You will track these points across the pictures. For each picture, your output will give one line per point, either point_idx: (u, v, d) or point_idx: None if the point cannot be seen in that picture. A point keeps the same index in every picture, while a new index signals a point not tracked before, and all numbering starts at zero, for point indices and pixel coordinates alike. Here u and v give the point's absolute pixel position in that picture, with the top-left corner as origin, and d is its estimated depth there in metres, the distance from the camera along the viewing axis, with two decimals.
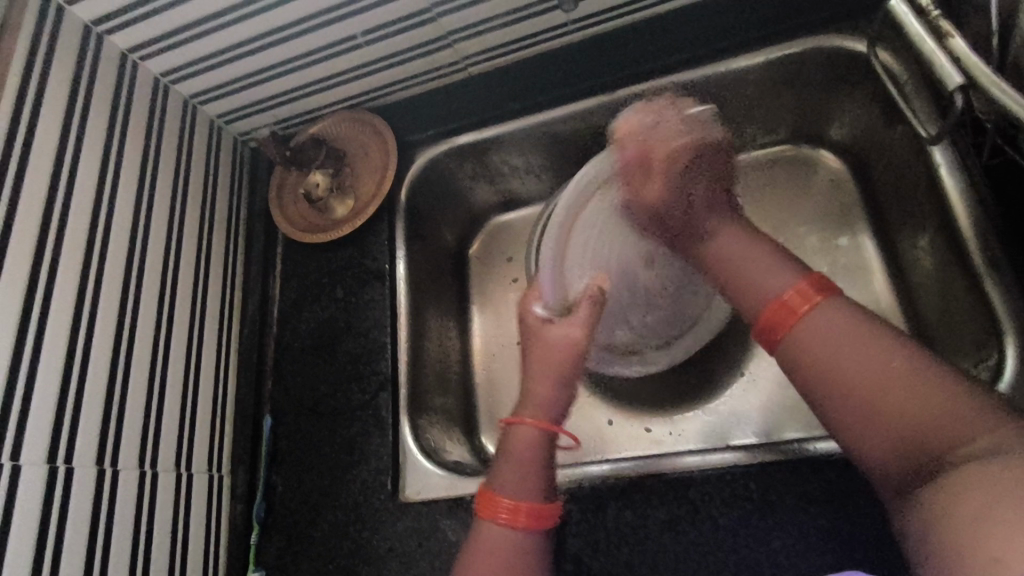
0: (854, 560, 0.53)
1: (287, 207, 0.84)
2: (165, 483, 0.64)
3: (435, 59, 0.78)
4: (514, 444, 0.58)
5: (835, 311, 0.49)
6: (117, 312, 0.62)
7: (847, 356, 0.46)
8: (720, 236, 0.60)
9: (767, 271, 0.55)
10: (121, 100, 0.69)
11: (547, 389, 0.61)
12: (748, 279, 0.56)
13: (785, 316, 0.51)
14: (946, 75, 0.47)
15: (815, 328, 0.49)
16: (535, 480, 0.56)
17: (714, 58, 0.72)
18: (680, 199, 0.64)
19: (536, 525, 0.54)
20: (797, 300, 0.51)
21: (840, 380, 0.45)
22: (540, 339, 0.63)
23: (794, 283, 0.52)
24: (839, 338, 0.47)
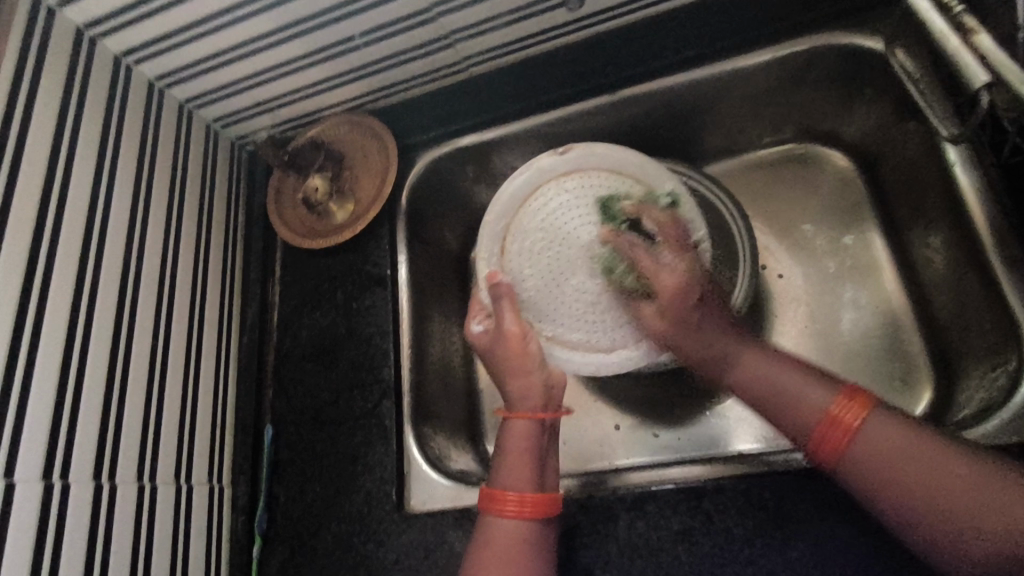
0: (874, 569, 0.52)
1: (286, 211, 0.82)
2: (165, 496, 0.63)
3: (436, 59, 0.76)
4: (511, 436, 0.58)
5: (890, 423, 0.46)
6: (112, 322, 0.61)
7: (920, 477, 0.43)
8: (746, 362, 0.56)
9: (803, 385, 0.52)
10: (116, 105, 0.68)
11: (522, 384, 0.60)
12: (782, 390, 0.53)
13: (839, 433, 0.47)
14: (971, 73, 0.45)
15: (873, 446, 0.46)
16: (538, 471, 0.56)
17: (721, 55, 0.71)
18: (688, 331, 0.61)
19: (541, 520, 0.54)
20: (847, 415, 0.48)
21: (921, 501, 0.42)
22: (483, 345, 0.64)
23: (835, 397, 0.49)
24: (898, 452, 0.44)
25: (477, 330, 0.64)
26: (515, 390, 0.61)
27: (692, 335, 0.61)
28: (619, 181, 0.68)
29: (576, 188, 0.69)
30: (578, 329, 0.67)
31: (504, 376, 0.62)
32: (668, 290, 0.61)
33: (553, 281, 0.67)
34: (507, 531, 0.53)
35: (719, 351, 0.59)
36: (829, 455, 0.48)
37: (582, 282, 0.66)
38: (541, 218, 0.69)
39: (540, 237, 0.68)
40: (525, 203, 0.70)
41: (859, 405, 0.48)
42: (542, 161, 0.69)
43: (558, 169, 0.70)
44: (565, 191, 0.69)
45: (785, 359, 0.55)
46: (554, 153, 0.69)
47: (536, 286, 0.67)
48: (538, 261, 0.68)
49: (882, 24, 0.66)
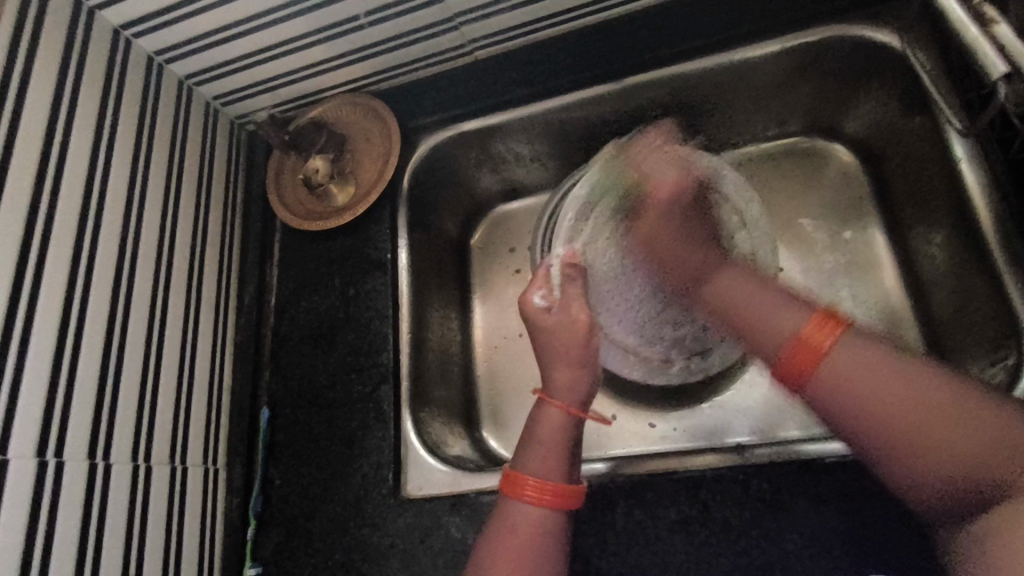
0: (870, 563, 0.52)
1: (285, 192, 0.81)
2: (160, 476, 0.62)
3: (440, 42, 0.75)
4: (543, 422, 0.58)
5: (861, 347, 0.47)
6: (109, 299, 0.60)
7: (875, 400, 0.45)
8: (725, 278, 0.59)
9: (775, 306, 0.53)
10: (114, 79, 0.66)
11: (570, 374, 0.60)
12: (746, 299, 0.56)
13: (810, 355, 0.49)
14: (988, 65, 0.45)
15: (841, 373, 0.47)
16: (564, 460, 0.56)
17: (731, 44, 0.70)
18: (676, 240, 0.65)
19: (563, 510, 0.54)
20: (819, 335, 0.49)
21: (888, 415, 0.44)
22: (546, 324, 0.62)
23: (810, 317, 0.51)
24: (869, 372, 0.46)
25: (534, 299, 0.63)
26: (561, 376, 0.60)
27: (672, 240, 0.65)
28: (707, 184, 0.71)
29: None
30: (635, 329, 0.72)
31: (553, 362, 0.61)
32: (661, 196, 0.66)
33: (620, 278, 0.73)
34: (519, 514, 0.53)
35: (696, 268, 0.63)
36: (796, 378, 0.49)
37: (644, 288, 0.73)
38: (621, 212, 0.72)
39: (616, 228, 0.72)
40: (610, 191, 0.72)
41: (834, 325, 0.49)
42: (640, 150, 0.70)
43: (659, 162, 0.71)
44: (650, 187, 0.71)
45: (753, 278, 0.58)
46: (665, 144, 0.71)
47: (607, 275, 0.73)
48: (610, 253, 0.73)
49: (893, 17, 0.65)
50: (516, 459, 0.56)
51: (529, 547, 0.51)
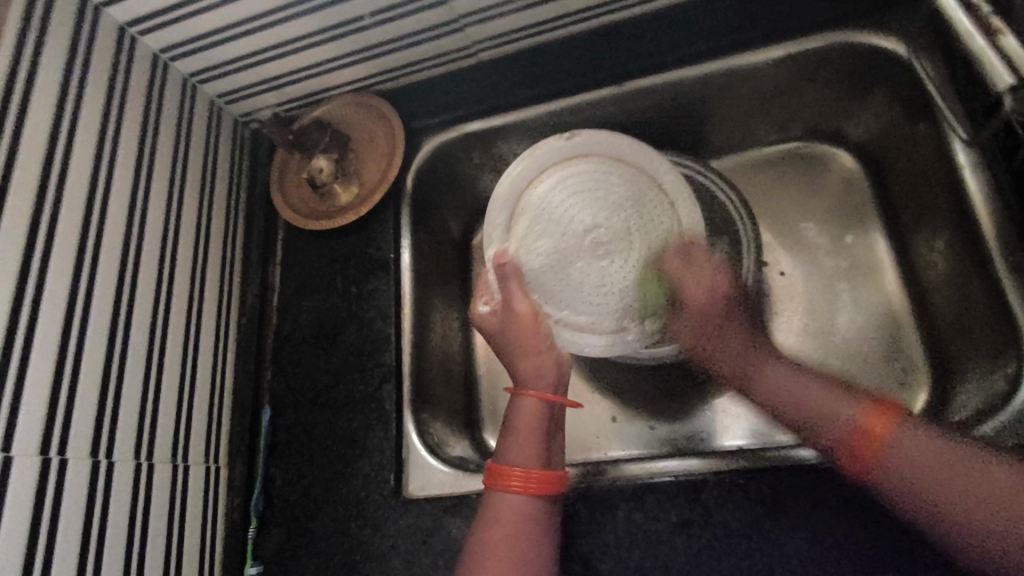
0: (869, 568, 0.52)
1: (288, 191, 0.81)
2: (162, 474, 0.62)
3: (445, 43, 0.76)
4: (519, 414, 0.58)
5: (920, 435, 0.48)
6: (113, 297, 0.60)
7: (947, 481, 0.45)
8: (776, 370, 0.59)
9: (827, 400, 0.54)
10: (119, 78, 0.66)
11: (533, 367, 0.60)
12: (811, 409, 0.54)
13: (871, 443, 0.49)
14: (996, 77, 0.45)
15: (908, 457, 0.47)
16: (543, 449, 0.56)
17: (735, 49, 0.70)
18: (727, 334, 0.64)
19: (547, 497, 0.55)
20: (877, 425, 0.50)
21: (932, 484, 0.45)
22: (491, 327, 0.63)
23: (863, 408, 0.52)
24: (937, 458, 0.46)
25: (483, 310, 0.64)
26: (525, 366, 0.60)
27: (715, 334, 0.64)
28: (616, 166, 0.67)
29: (580, 175, 0.67)
30: (581, 306, 0.65)
31: (513, 357, 0.61)
32: (696, 302, 0.64)
33: (556, 269, 0.65)
34: (510, 506, 0.54)
35: (743, 367, 0.62)
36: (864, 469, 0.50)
37: (585, 260, 0.65)
38: (541, 209, 0.67)
39: (545, 219, 0.66)
40: (523, 197, 0.67)
41: (887, 414, 0.50)
42: (539, 150, 0.67)
43: (562, 154, 0.68)
44: (577, 174, 0.67)
45: (805, 372, 0.58)
46: (561, 138, 0.67)
47: (545, 272, 0.65)
48: (544, 247, 0.66)
49: (900, 24, 0.65)
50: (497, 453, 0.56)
51: (518, 534, 0.52)
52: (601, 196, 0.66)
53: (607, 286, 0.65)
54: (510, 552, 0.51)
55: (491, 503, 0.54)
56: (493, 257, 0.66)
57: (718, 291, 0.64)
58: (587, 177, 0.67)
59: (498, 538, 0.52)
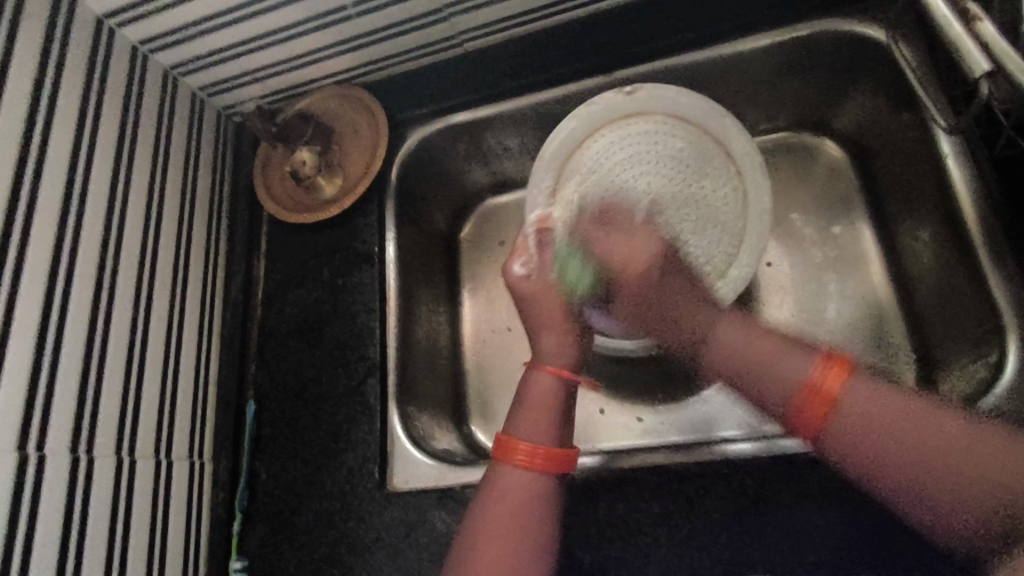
0: (851, 558, 0.52)
1: (272, 184, 0.81)
2: (144, 470, 0.62)
3: (429, 33, 0.75)
4: (534, 386, 0.57)
5: (871, 388, 0.48)
6: (92, 292, 0.60)
7: (895, 432, 0.45)
8: (726, 330, 0.57)
9: (779, 355, 0.52)
10: (97, 69, 0.65)
11: (558, 339, 0.60)
12: (757, 363, 0.53)
13: (819, 401, 0.49)
14: (972, 62, 0.45)
15: (857, 407, 0.47)
16: (555, 425, 0.55)
17: (720, 38, 0.70)
18: (672, 294, 0.62)
19: (553, 474, 0.53)
20: (831, 381, 0.49)
21: (903, 451, 0.45)
22: (523, 293, 0.62)
23: (814, 361, 0.51)
24: (889, 412, 0.46)
25: (515, 269, 0.63)
26: (547, 343, 0.60)
27: (658, 303, 0.63)
28: (674, 124, 0.70)
29: (639, 133, 0.71)
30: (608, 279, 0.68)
31: (542, 327, 0.61)
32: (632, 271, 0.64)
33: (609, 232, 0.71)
34: (517, 478, 0.53)
35: (694, 322, 0.60)
36: (811, 427, 0.49)
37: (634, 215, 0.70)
38: (598, 162, 0.71)
39: (598, 176, 0.71)
40: (579, 147, 0.72)
41: (839, 370, 0.49)
42: (593, 107, 0.70)
43: (619, 111, 0.71)
44: (635, 129, 0.71)
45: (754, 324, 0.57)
46: (620, 93, 0.70)
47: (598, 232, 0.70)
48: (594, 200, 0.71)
49: (883, 12, 0.65)
50: (508, 424, 0.55)
51: (525, 508, 0.51)
52: (659, 159, 0.71)
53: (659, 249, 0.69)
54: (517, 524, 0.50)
55: (490, 478, 0.53)
56: (540, 215, 0.68)
57: (652, 258, 0.64)
58: (645, 135, 0.71)
59: (505, 510, 0.51)
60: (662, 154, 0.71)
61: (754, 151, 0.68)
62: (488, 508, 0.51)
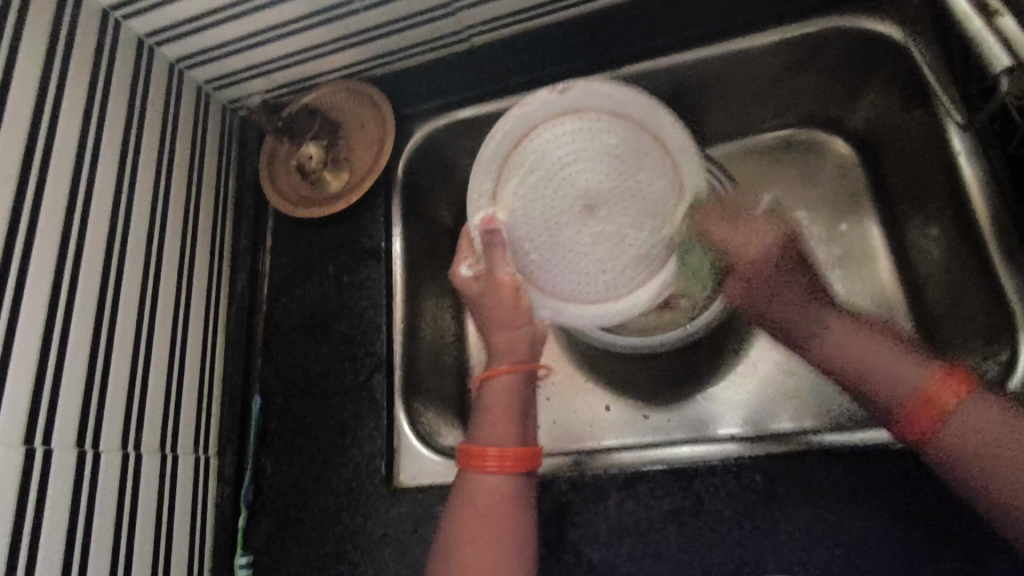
0: (861, 556, 0.52)
1: (278, 178, 0.80)
2: (150, 465, 0.62)
3: (437, 27, 0.74)
4: (493, 390, 0.59)
5: (987, 405, 0.44)
6: (98, 285, 0.59)
7: (1001, 455, 0.42)
8: (828, 336, 0.52)
9: (899, 365, 0.48)
10: (103, 62, 0.65)
11: (512, 340, 0.62)
12: (886, 366, 0.49)
13: (928, 409, 0.46)
14: (993, 58, 0.44)
15: (964, 422, 0.44)
16: (517, 425, 0.56)
17: (730, 34, 0.69)
18: (773, 301, 0.56)
19: (523, 473, 0.55)
20: (944, 394, 0.45)
21: (1005, 473, 0.42)
22: (476, 296, 0.62)
23: (931, 372, 0.47)
24: (1000, 433, 0.43)
25: (463, 272, 0.63)
26: (503, 342, 0.62)
27: (775, 310, 0.55)
28: (608, 118, 0.64)
29: (571, 132, 0.65)
30: (568, 278, 0.64)
31: (492, 328, 0.62)
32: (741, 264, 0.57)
33: (553, 232, 0.64)
34: (488, 482, 0.53)
35: (809, 321, 0.54)
36: (919, 436, 0.46)
37: (574, 216, 0.64)
38: (537, 160, 0.65)
39: (533, 174, 0.65)
40: (512, 152, 0.65)
41: (959, 383, 0.45)
42: (528, 107, 0.64)
43: (553, 108, 0.64)
44: (569, 129, 0.65)
45: (861, 325, 0.52)
46: (552, 91, 0.64)
47: (536, 230, 0.64)
48: (534, 208, 0.64)
49: (896, 8, 0.64)
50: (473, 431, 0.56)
51: (499, 510, 0.52)
52: (594, 155, 0.64)
53: (603, 247, 0.64)
54: (490, 527, 0.52)
55: (461, 484, 0.54)
56: (480, 223, 0.64)
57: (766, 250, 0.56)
58: (577, 133, 0.65)
59: (478, 514, 0.52)
60: (599, 150, 0.64)
61: (685, 136, 0.63)
62: (461, 514, 0.52)
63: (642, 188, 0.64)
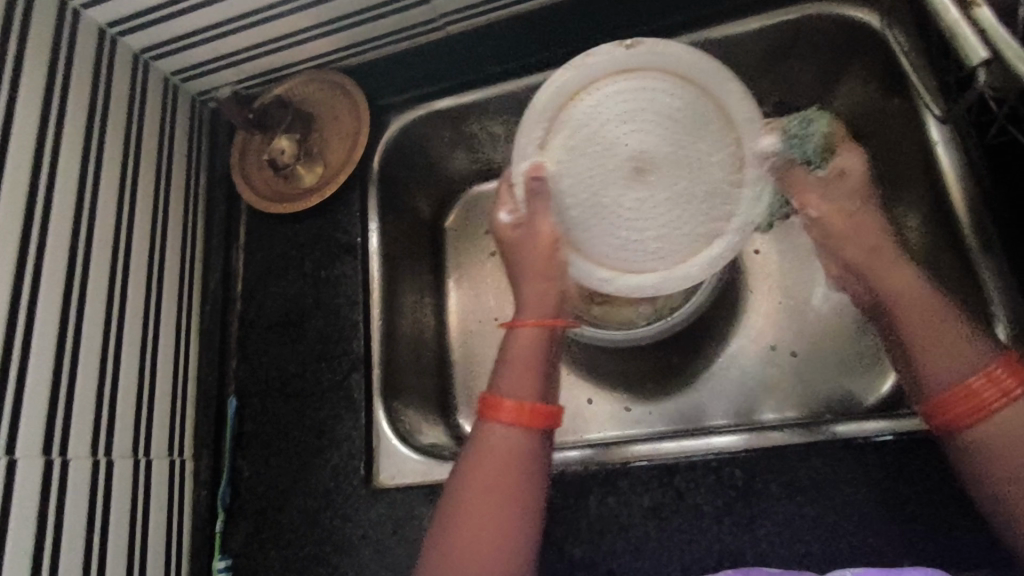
0: (839, 549, 0.52)
1: (249, 171, 0.78)
2: (122, 470, 0.60)
3: (410, 16, 0.72)
4: (519, 345, 0.57)
5: None
6: (63, 287, 0.57)
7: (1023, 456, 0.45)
8: (899, 290, 0.52)
9: (964, 345, 0.48)
10: (61, 53, 0.63)
11: (541, 296, 0.60)
12: (945, 339, 0.49)
13: (972, 403, 0.46)
14: (969, 50, 0.43)
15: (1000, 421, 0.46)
16: (538, 381, 0.55)
17: (709, 22, 0.68)
18: (863, 246, 0.55)
19: (538, 431, 0.53)
20: (994, 387, 0.46)
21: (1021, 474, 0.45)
22: (511, 242, 0.61)
23: (987, 366, 0.47)
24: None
25: (505, 219, 0.61)
26: (533, 295, 0.60)
27: (859, 245, 0.56)
28: (676, 81, 0.57)
29: (632, 89, 0.58)
30: (611, 244, 0.60)
31: (525, 278, 0.60)
32: (834, 181, 0.57)
33: (600, 200, 0.59)
34: (503, 436, 0.53)
35: (889, 272, 0.54)
36: (947, 424, 0.47)
37: (623, 182, 0.59)
38: (585, 121, 0.59)
39: (582, 133, 0.59)
40: (562, 108, 0.59)
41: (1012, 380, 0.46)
42: (593, 56, 0.57)
43: (619, 61, 0.58)
44: (629, 85, 0.58)
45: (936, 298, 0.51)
46: (619, 43, 0.57)
47: (580, 196, 0.59)
48: (581, 166, 0.59)
49: None
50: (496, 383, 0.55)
51: (510, 471, 0.51)
52: (654, 118, 0.58)
53: (648, 216, 0.59)
54: (503, 488, 0.51)
55: (475, 436, 0.54)
56: (525, 170, 0.59)
57: (855, 172, 0.57)
58: (637, 92, 0.58)
59: (490, 475, 0.51)
60: (665, 116, 0.58)
61: (757, 111, 0.57)
62: (472, 473, 0.51)
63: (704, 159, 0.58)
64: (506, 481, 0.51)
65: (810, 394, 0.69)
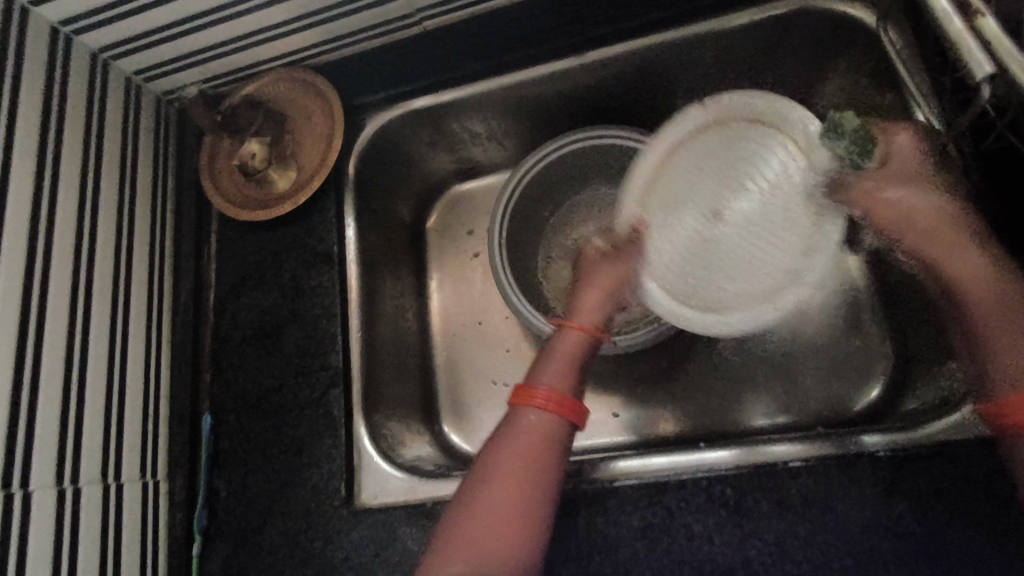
0: (831, 568, 0.51)
1: (218, 176, 0.75)
2: (90, 498, 0.58)
3: (384, 12, 0.68)
4: (561, 344, 0.56)
5: None
6: (17, 310, 0.54)
7: None
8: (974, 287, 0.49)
9: None
10: (8, 57, 0.59)
11: (588, 308, 0.57)
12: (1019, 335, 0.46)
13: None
14: (974, 63, 0.41)
15: None
16: (573, 378, 0.54)
17: (697, 17, 0.66)
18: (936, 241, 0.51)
19: (566, 422, 0.53)
20: None
21: None
22: (588, 262, 0.60)
23: None
24: None
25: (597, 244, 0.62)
26: (584, 304, 0.57)
27: (930, 237, 0.51)
28: (772, 135, 0.60)
29: (719, 149, 0.62)
30: (700, 284, 0.61)
31: (582, 288, 0.58)
32: (897, 176, 0.53)
33: (694, 252, 0.62)
34: (530, 425, 0.52)
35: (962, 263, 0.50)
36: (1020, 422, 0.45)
37: (696, 221, 0.62)
38: (674, 183, 0.63)
39: (672, 194, 0.63)
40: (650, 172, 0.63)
41: None
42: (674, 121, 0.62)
43: (699, 121, 0.62)
44: (716, 146, 0.62)
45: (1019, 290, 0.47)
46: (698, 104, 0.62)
47: (675, 251, 0.62)
48: (674, 223, 0.62)
49: None
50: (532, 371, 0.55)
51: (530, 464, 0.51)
52: (743, 172, 0.61)
53: (745, 264, 0.60)
54: (519, 482, 0.50)
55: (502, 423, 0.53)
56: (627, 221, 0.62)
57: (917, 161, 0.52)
58: (724, 151, 0.62)
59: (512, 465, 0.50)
60: (751, 169, 0.61)
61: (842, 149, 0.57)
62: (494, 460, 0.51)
63: (784, 215, 0.59)
64: (526, 472, 0.50)
65: (802, 398, 0.68)
